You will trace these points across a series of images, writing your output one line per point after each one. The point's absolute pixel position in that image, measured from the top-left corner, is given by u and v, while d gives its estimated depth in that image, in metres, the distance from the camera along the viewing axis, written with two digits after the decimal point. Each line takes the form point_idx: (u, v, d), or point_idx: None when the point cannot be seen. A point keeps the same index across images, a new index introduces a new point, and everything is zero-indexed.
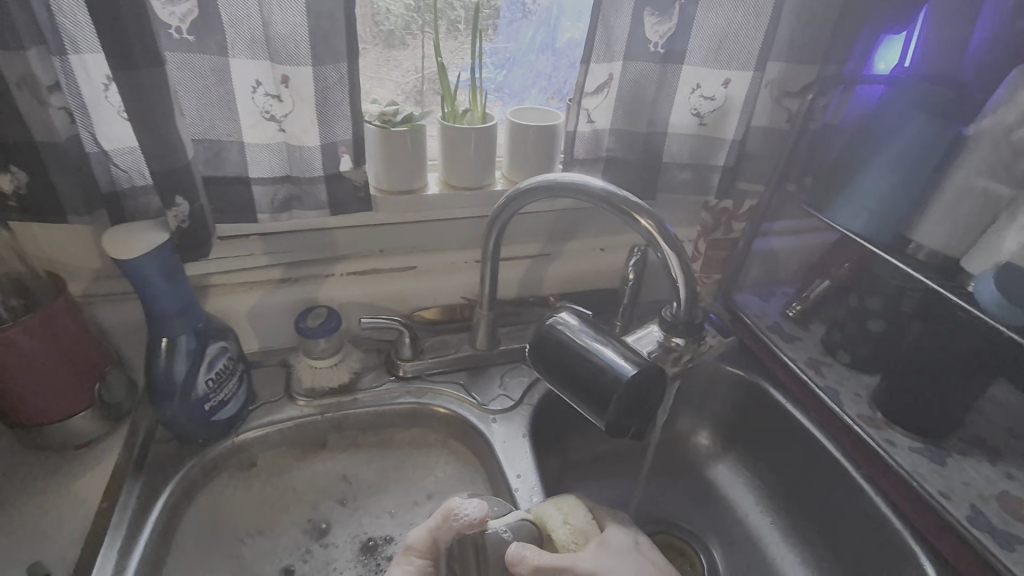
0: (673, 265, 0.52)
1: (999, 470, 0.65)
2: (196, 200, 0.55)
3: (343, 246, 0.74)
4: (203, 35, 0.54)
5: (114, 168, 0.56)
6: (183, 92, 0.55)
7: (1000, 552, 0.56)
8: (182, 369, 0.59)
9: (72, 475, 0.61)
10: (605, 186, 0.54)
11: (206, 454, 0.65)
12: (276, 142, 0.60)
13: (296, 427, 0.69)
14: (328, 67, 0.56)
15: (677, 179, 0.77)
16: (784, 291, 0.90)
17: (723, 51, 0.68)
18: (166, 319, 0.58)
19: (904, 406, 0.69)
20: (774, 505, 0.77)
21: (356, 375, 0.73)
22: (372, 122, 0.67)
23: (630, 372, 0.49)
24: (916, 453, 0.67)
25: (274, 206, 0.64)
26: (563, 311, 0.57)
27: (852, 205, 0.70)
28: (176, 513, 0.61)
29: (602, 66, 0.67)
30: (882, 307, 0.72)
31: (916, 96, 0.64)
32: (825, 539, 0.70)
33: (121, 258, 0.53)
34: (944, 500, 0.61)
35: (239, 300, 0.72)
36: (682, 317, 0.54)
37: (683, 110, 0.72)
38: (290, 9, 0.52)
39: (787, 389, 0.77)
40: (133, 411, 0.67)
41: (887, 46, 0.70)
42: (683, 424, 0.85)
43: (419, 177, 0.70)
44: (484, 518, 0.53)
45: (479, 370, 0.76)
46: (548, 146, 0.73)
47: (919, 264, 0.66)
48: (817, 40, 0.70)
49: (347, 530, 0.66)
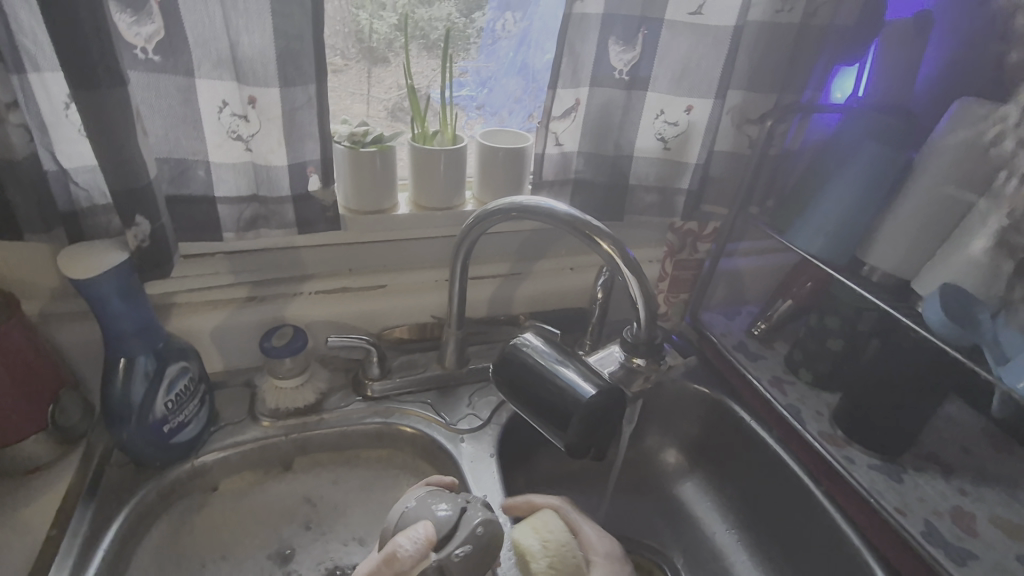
0: (633, 289, 0.53)
1: (952, 486, 0.67)
2: (158, 218, 0.55)
3: (311, 266, 0.74)
4: (169, 54, 0.53)
5: (74, 186, 0.55)
6: (147, 111, 0.55)
7: (952, 567, 0.58)
8: (140, 390, 0.58)
9: (20, 501, 0.59)
10: (569, 210, 0.55)
11: (164, 478, 0.63)
12: (242, 162, 0.60)
13: (261, 448, 0.68)
14: (297, 89, 0.57)
15: (643, 201, 0.79)
16: (749, 310, 0.92)
17: (685, 79, 0.71)
18: (124, 338, 0.57)
19: (864, 431, 0.71)
20: (740, 522, 0.78)
21: (323, 395, 0.73)
22: (340, 142, 0.67)
23: (590, 393, 0.50)
24: (873, 470, 0.68)
25: (240, 225, 0.63)
26: (529, 332, 0.58)
27: (809, 228, 0.72)
28: (129, 539, 0.59)
29: (569, 92, 0.69)
30: (840, 327, 0.74)
31: (868, 126, 0.67)
32: (789, 557, 0.71)
33: (78, 278, 0.52)
34: (900, 516, 0.63)
35: (199, 320, 0.70)
36: (643, 338, 0.54)
37: (649, 134, 0.74)
38: (258, 32, 0.53)
39: (751, 407, 0.78)
40: (88, 433, 0.65)
41: (842, 76, 0.74)
42: (651, 441, 0.85)
43: (388, 198, 0.71)
44: (429, 543, 0.47)
45: (448, 389, 0.76)
46: (517, 167, 0.74)
47: (874, 285, 0.69)
48: (774, 70, 0.72)
49: (311, 556, 0.64)
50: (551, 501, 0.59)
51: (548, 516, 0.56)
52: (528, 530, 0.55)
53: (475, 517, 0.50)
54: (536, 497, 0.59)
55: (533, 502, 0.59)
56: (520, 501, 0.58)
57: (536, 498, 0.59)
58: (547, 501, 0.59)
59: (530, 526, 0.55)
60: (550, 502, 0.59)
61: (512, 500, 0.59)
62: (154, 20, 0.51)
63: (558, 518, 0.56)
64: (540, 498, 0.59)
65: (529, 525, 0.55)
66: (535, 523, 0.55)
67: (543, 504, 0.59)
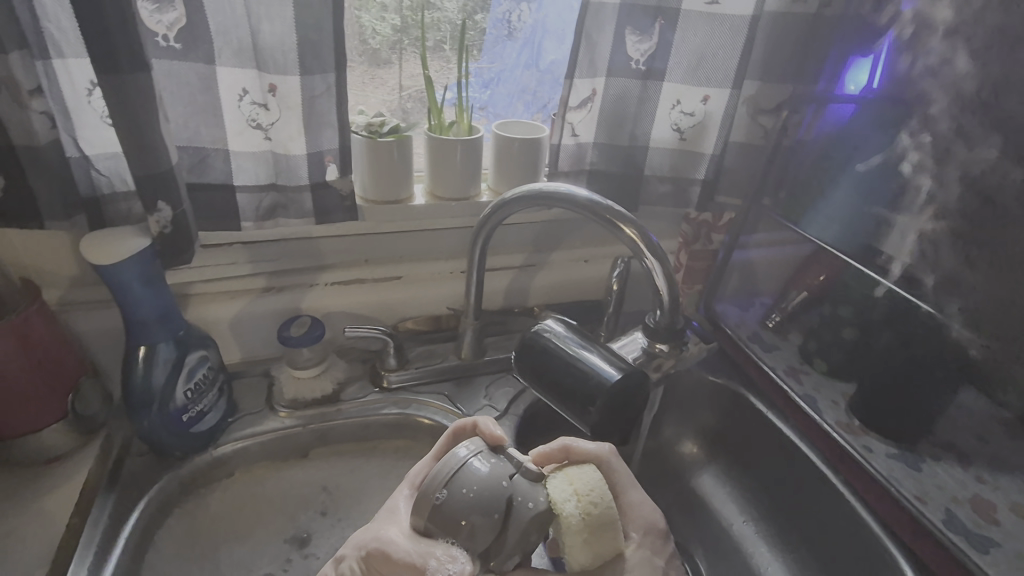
0: (656, 273, 0.53)
1: (971, 474, 0.67)
2: (179, 205, 0.55)
3: (329, 255, 0.74)
4: (190, 43, 0.54)
5: (95, 172, 0.55)
6: (169, 98, 0.55)
7: (975, 554, 0.58)
8: (160, 378, 0.58)
9: (41, 489, 0.59)
10: (590, 195, 0.55)
11: (183, 468, 0.63)
12: (263, 150, 0.60)
13: (279, 438, 0.68)
14: (316, 77, 0.56)
15: (659, 192, 0.79)
16: (763, 301, 0.92)
17: (701, 69, 0.71)
18: (145, 326, 0.57)
19: (881, 415, 0.70)
20: (758, 512, 0.77)
21: (340, 386, 0.73)
22: (358, 133, 0.67)
23: (614, 377, 0.50)
24: (892, 458, 0.68)
25: (259, 214, 0.63)
26: (549, 318, 0.58)
27: (821, 217, 0.77)
28: (149, 528, 0.59)
29: (586, 82, 0.69)
30: (854, 316, 0.75)
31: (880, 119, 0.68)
32: (807, 547, 0.71)
33: (102, 264, 0.52)
34: (920, 504, 0.63)
35: (221, 308, 0.71)
36: (665, 325, 0.55)
37: (664, 124, 0.74)
38: (278, 19, 0.53)
39: (767, 397, 0.78)
40: (107, 423, 0.65)
41: (857, 69, 0.72)
42: (667, 433, 0.85)
43: (405, 188, 0.71)
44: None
45: (464, 380, 0.76)
46: (533, 158, 0.74)
47: (886, 275, 0.70)
48: (790, 61, 0.73)
49: (328, 541, 0.64)
50: (594, 452, 0.48)
51: (587, 471, 0.46)
52: (561, 480, 0.45)
53: (524, 511, 0.41)
54: (574, 446, 0.48)
55: (570, 450, 0.48)
56: (554, 450, 0.48)
57: (574, 445, 0.48)
58: (586, 452, 0.48)
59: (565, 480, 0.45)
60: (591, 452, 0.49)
61: (546, 448, 0.48)
62: (175, 7, 0.51)
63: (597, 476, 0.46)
64: (577, 448, 0.48)
65: (565, 479, 0.45)
66: (568, 473, 0.45)
67: (580, 454, 0.48)
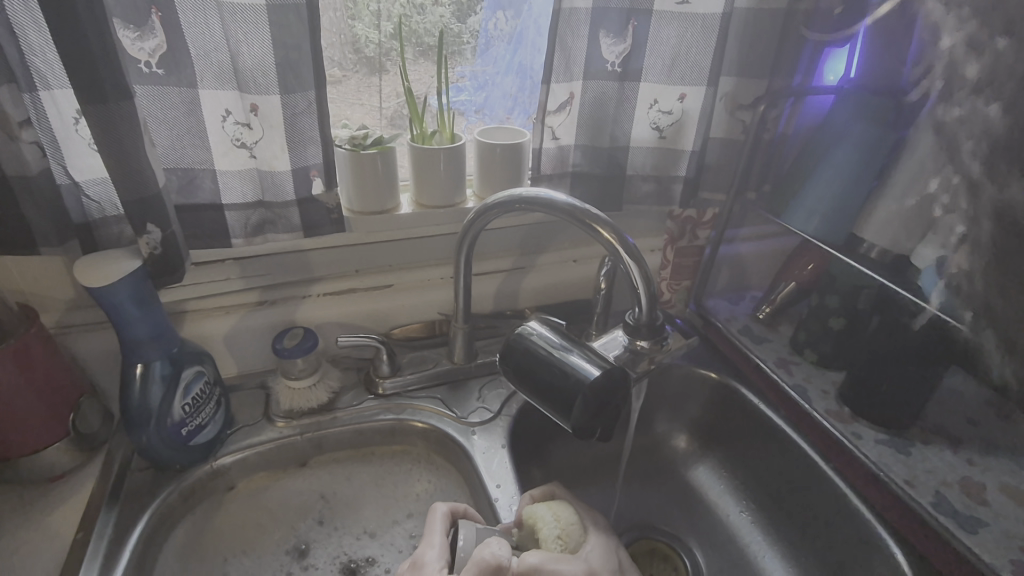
0: (634, 275, 0.54)
1: (960, 457, 0.67)
2: (168, 226, 0.57)
3: (318, 267, 0.76)
4: (172, 68, 0.56)
5: (85, 199, 0.58)
6: (153, 123, 0.57)
7: (963, 535, 0.59)
8: (158, 395, 0.60)
9: (48, 507, 0.61)
10: (569, 199, 0.56)
11: (184, 480, 0.64)
12: (248, 168, 0.62)
13: (277, 448, 0.70)
14: (297, 96, 0.58)
15: (642, 190, 0.80)
16: (753, 294, 0.94)
17: (677, 68, 0.72)
18: (140, 345, 0.58)
19: (870, 402, 0.71)
20: (753, 502, 0.78)
21: (335, 395, 0.74)
22: (342, 146, 0.68)
23: (593, 375, 0.51)
24: (881, 444, 0.69)
25: (247, 230, 0.65)
26: (534, 320, 0.59)
27: (806, 208, 0.72)
28: (154, 540, 0.61)
29: (563, 86, 0.70)
30: (841, 305, 0.75)
31: (858, 107, 0.67)
32: (801, 534, 0.72)
33: (93, 286, 0.54)
34: (909, 488, 0.63)
35: (213, 324, 0.72)
36: (644, 321, 0.56)
37: (643, 124, 0.75)
38: (256, 42, 0.54)
39: (757, 388, 0.79)
40: (109, 441, 0.67)
41: (833, 59, 0.72)
42: (660, 427, 0.87)
43: (391, 198, 0.73)
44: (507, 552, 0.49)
45: (457, 384, 0.77)
46: (516, 162, 0.76)
47: (871, 261, 0.70)
48: (764, 55, 0.74)
49: (326, 551, 0.66)
50: (568, 496, 0.60)
51: (560, 502, 0.58)
52: (543, 508, 0.56)
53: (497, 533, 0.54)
54: (558, 490, 0.60)
55: (554, 492, 0.60)
56: (534, 490, 0.60)
57: (559, 489, 0.60)
58: (544, 493, 0.60)
59: (539, 509, 0.56)
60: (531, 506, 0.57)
61: (531, 492, 0.60)
62: (156, 34, 0.54)
63: (572, 509, 0.58)
64: (563, 490, 0.61)
65: (541, 502, 0.57)
66: (550, 502, 0.57)
67: (539, 496, 0.59)
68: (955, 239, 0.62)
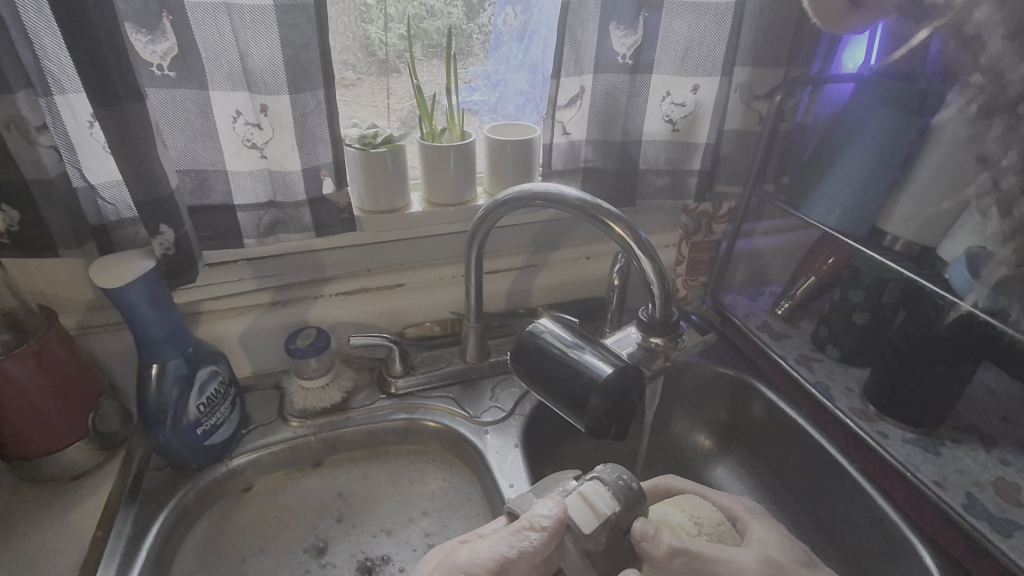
0: (648, 271, 0.53)
1: (994, 457, 0.64)
2: (181, 227, 0.57)
3: (331, 267, 0.76)
4: (183, 70, 0.56)
5: (102, 202, 0.59)
6: (166, 126, 0.58)
7: (998, 539, 0.56)
8: (172, 396, 0.60)
9: (71, 504, 0.62)
10: (580, 194, 0.55)
11: (200, 480, 0.65)
12: (258, 169, 0.62)
13: (290, 448, 0.70)
14: (306, 95, 0.58)
15: (655, 184, 0.79)
16: (772, 290, 0.91)
17: (690, 59, 0.70)
18: (155, 344, 0.59)
19: (893, 401, 0.69)
20: (774, 502, 0.77)
21: (348, 394, 0.74)
22: (352, 145, 0.68)
23: (606, 372, 0.51)
24: (909, 444, 0.66)
25: (260, 231, 0.65)
26: (545, 318, 0.58)
27: (825, 200, 0.69)
28: (172, 538, 0.61)
29: (573, 80, 0.69)
30: (864, 300, 0.72)
31: (882, 93, 0.63)
32: (826, 537, 0.70)
33: (109, 287, 0.55)
34: (939, 489, 0.61)
35: (229, 325, 0.73)
36: (659, 318, 0.55)
37: (656, 117, 0.74)
38: (265, 42, 0.55)
39: (777, 386, 0.78)
40: (128, 440, 0.68)
41: (853, 47, 0.73)
42: (677, 426, 0.85)
43: (401, 196, 0.73)
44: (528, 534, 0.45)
45: (470, 383, 0.77)
46: (526, 159, 0.75)
47: (897, 254, 0.65)
48: (780, 42, 0.72)
49: (345, 548, 0.66)
50: (687, 486, 0.58)
51: (691, 499, 0.55)
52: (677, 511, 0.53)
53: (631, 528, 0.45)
54: (673, 481, 0.59)
55: (668, 485, 0.58)
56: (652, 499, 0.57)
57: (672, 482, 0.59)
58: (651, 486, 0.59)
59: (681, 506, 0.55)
60: (655, 481, 0.59)
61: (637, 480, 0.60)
62: (168, 38, 0.54)
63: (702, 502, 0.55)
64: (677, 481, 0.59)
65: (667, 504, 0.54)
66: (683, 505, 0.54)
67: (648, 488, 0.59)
68: (977, 222, 0.57)
